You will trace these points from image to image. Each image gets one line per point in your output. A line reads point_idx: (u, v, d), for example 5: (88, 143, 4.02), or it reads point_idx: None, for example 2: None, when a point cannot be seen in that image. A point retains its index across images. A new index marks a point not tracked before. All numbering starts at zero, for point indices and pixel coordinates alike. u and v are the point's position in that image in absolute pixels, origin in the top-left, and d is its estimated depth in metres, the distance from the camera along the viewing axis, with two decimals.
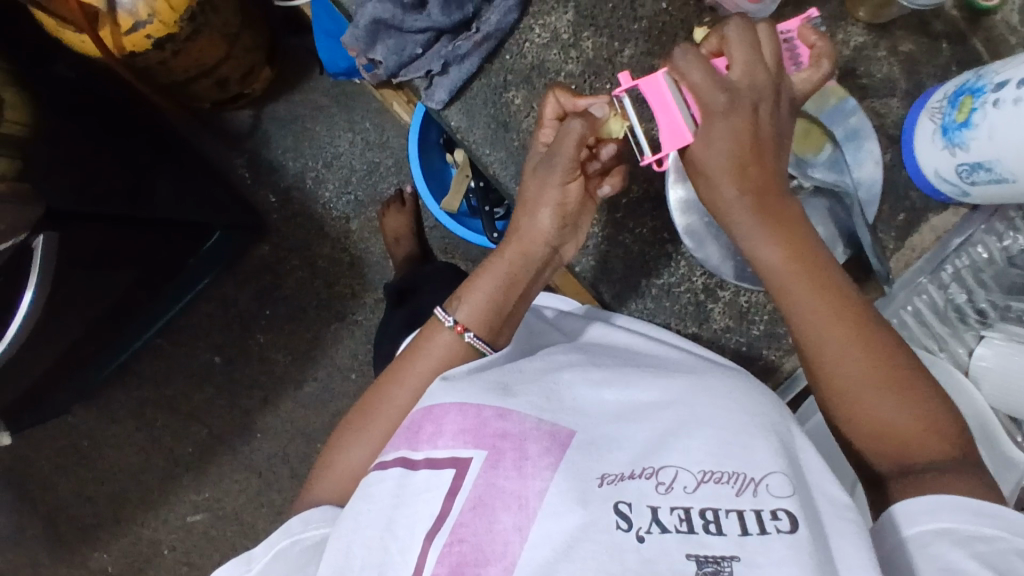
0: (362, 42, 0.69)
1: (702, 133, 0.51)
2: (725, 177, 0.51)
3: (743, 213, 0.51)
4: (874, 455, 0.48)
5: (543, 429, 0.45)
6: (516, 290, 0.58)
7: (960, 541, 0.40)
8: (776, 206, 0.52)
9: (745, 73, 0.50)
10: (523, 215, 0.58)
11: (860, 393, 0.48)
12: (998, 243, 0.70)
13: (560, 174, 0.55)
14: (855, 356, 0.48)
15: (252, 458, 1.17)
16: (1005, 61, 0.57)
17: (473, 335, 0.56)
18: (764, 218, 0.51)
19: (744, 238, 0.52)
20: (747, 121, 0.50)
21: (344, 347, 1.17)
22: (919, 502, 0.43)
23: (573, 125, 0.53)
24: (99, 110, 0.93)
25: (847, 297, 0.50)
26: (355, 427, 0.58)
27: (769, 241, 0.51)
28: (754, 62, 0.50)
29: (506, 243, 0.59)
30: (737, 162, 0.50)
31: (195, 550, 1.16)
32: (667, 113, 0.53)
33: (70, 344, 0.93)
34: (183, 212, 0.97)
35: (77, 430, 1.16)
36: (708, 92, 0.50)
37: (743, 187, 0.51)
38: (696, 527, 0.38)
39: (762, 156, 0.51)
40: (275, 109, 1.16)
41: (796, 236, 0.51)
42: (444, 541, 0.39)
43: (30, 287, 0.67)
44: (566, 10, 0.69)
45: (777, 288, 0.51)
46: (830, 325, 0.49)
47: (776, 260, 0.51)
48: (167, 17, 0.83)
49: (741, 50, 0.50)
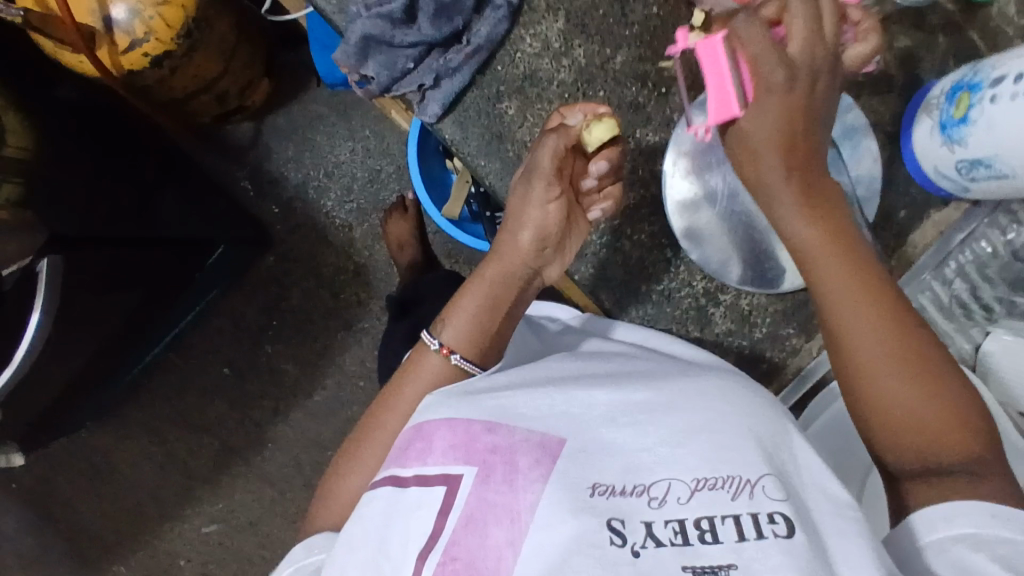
0: (353, 59, 0.69)
1: (753, 107, 0.48)
2: (772, 153, 0.48)
3: (786, 190, 0.49)
4: (896, 452, 0.47)
5: (533, 441, 0.44)
6: (499, 311, 0.58)
7: (981, 547, 0.40)
8: (815, 188, 0.49)
9: (804, 43, 0.46)
10: (505, 234, 0.59)
11: (890, 381, 0.46)
12: (1003, 237, 0.69)
13: (540, 193, 0.57)
14: (886, 343, 0.47)
15: (264, 468, 1.17)
16: (1001, 56, 0.57)
17: (460, 358, 0.57)
18: (803, 197, 0.49)
19: (777, 216, 0.50)
20: (800, 100, 0.47)
21: (352, 355, 1.17)
22: (936, 509, 0.43)
23: (546, 141, 0.56)
24: (99, 127, 0.93)
25: (880, 287, 0.48)
26: (353, 452, 0.59)
27: (804, 222, 0.49)
28: (815, 31, 0.46)
29: (488, 262, 0.60)
30: (786, 136, 0.48)
31: (212, 561, 1.17)
32: (718, 82, 0.50)
33: (81, 362, 0.94)
34: (187, 229, 0.99)
35: (90, 446, 1.17)
36: (767, 65, 0.46)
37: (790, 165, 0.48)
38: (692, 538, 0.38)
39: (812, 131, 0.49)
40: (275, 121, 1.16)
41: (831, 216, 0.50)
42: (438, 560, 0.40)
43: (37, 310, 0.68)
44: (556, 19, 0.70)
45: (812, 267, 0.49)
46: (862, 310, 0.47)
47: (810, 238, 0.49)
48: (163, 35, 0.83)
49: (800, 18, 0.46)
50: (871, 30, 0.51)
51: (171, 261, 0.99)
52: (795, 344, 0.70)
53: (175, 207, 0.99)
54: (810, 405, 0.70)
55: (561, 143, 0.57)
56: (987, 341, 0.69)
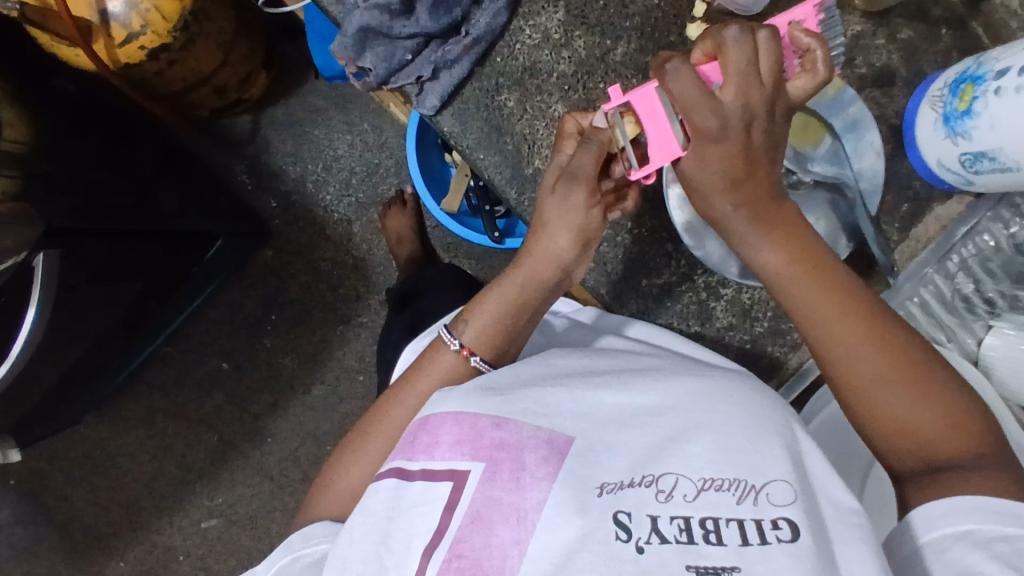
0: (351, 50, 0.68)
1: (693, 152, 0.50)
2: (719, 192, 0.51)
3: (741, 224, 0.51)
4: (895, 454, 0.47)
5: (541, 438, 0.44)
6: (524, 315, 0.58)
7: (980, 544, 0.39)
8: (774, 214, 0.51)
9: (737, 90, 0.47)
10: (539, 238, 0.57)
11: (877, 391, 0.47)
12: (1006, 230, 0.68)
13: (583, 196, 0.55)
14: (866, 356, 0.47)
15: (262, 462, 1.17)
16: (1005, 48, 0.56)
17: (479, 359, 0.57)
18: (763, 226, 0.51)
19: (743, 245, 0.52)
20: (739, 145, 0.49)
21: (351, 350, 1.17)
22: (935, 506, 0.42)
23: (589, 148, 0.54)
24: (97, 119, 0.93)
25: (857, 298, 0.49)
26: (356, 445, 0.59)
27: (773, 248, 0.51)
28: (748, 76, 0.47)
29: (515, 265, 0.59)
30: (730, 177, 0.50)
31: (210, 555, 1.17)
32: (657, 127, 0.53)
33: (78, 356, 0.94)
34: (188, 220, 0.98)
35: (89, 440, 1.16)
36: (699, 114, 0.48)
37: (736, 202, 0.51)
38: (697, 537, 0.38)
39: (756, 170, 0.50)
40: (273, 114, 1.15)
41: (797, 238, 0.51)
42: (443, 557, 0.40)
43: (34, 303, 0.67)
44: (556, 10, 0.69)
45: (785, 294, 0.51)
46: (837, 323, 0.48)
47: (779, 265, 0.51)
48: (160, 27, 0.82)
49: (734, 64, 0.47)
50: (818, 61, 0.50)
51: (170, 255, 0.99)
52: (797, 339, 0.69)
53: (175, 200, 0.98)
54: (810, 403, 0.70)
55: (602, 147, 0.55)
56: (988, 337, 0.68)
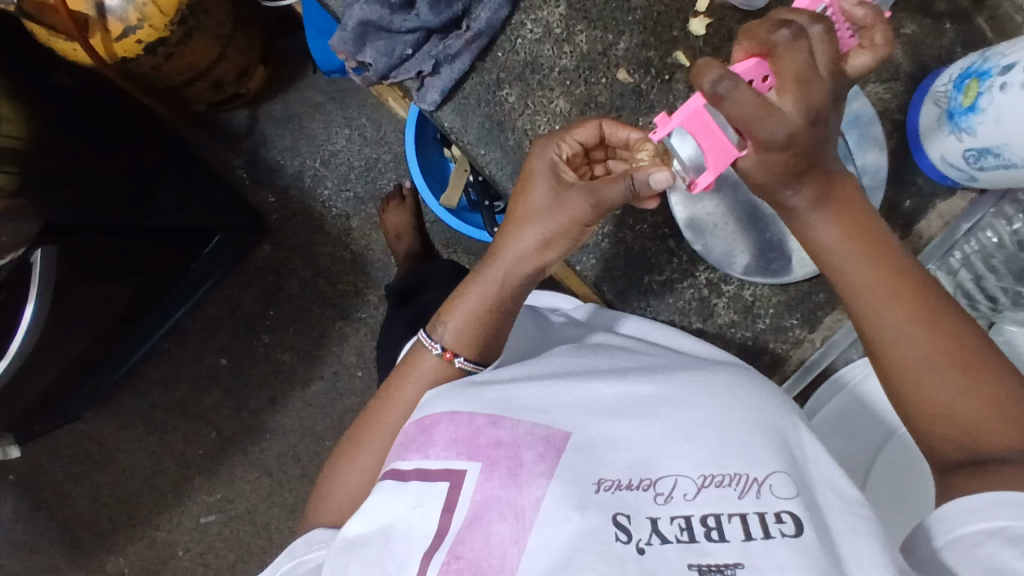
0: (350, 45, 0.69)
1: (756, 159, 0.47)
2: (779, 184, 0.48)
3: (804, 202, 0.49)
4: (940, 442, 0.46)
5: (538, 435, 0.44)
6: (502, 311, 0.56)
7: (1012, 540, 0.38)
8: (834, 190, 0.50)
9: (798, 96, 0.44)
10: (518, 237, 0.56)
11: (922, 377, 0.47)
12: (1008, 226, 0.67)
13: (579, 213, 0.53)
14: (913, 341, 0.47)
15: (261, 457, 1.17)
16: (1011, 42, 0.55)
17: (462, 361, 0.56)
18: (825, 203, 0.49)
19: (797, 224, 0.51)
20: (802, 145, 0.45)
21: (350, 345, 1.16)
22: (969, 499, 0.41)
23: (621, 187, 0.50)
24: (96, 114, 0.92)
25: (909, 275, 0.48)
26: (351, 450, 0.59)
27: (828, 223, 0.49)
28: (808, 79, 0.44)
29: (492, 260, 0.57)
30: (792, 170, 0.47)
31: (209, 551, 1.17)
32: (709, 137, 0.48)
33: (78, 351, 0.94)
34: (187, 216, 0.98)
35: (87, 435, 1.16)
36: (766, 127, 0.44)
37: (806, 180, 0.48)
38: (698, 536, 0.38)
39: (817, 160, 0.47)
40: (271, 109, 1.15)
41: (856, 213, 0.50)
42: (443, 559, 0.39)
43: (31, 301, 0.66)
44: (557, 4, 0.69)
45: (834, 270, 0.50)
46: (888, 306, 0.48)
47: (834, 242, 0.49)
48: (157, 21, 0.82)
49: (792, 71, 0.44)
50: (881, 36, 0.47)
51: (170, 249, 0.98)
52: (798, 336, 0.69)
53: (174, 196, 0.97)
54: (812, 398, 0.69)
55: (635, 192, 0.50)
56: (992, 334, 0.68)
